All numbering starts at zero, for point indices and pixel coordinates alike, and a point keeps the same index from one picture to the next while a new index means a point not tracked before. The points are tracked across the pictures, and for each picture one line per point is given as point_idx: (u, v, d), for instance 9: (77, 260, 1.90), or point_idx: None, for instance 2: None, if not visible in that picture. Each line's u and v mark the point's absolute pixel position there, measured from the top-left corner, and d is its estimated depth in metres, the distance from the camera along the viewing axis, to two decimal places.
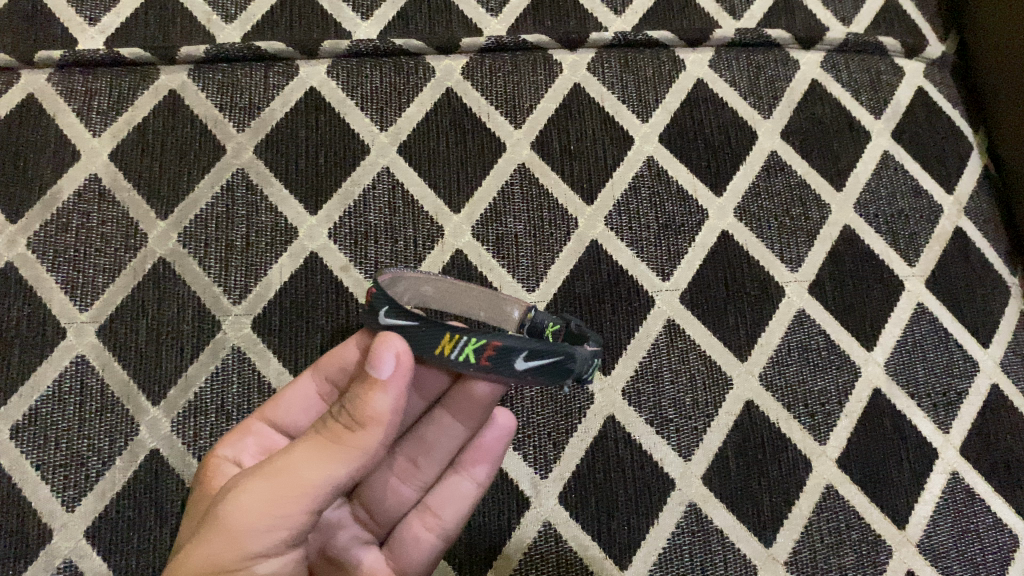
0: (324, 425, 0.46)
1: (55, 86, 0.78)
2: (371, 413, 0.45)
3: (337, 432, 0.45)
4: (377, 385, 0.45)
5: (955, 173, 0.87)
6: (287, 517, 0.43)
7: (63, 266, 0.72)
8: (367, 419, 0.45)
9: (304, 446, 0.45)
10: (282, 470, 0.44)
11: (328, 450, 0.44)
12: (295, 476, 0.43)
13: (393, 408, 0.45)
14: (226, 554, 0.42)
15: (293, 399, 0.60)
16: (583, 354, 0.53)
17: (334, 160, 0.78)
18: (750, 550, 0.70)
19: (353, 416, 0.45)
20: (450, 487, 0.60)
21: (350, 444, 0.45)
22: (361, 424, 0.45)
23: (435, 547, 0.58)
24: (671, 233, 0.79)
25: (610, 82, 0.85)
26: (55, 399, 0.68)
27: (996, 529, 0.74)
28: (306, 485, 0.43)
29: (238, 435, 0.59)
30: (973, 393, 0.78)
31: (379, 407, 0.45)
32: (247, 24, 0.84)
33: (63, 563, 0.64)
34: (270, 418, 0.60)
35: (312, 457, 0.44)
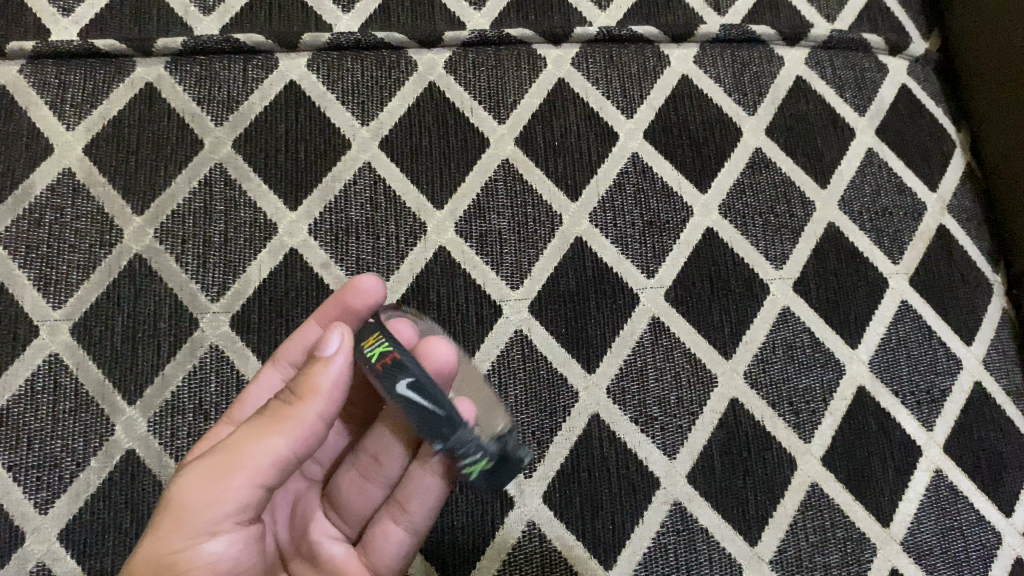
0: (268, 405, 0.48)
1: (27, 78, 0.76)
2: (316, 386, 0.47)
3: (279, 409, 0.47)
4: (322, 360, 0.47)
5: (938, 171, 0.87)
6: (229, 489, 0.44)
7: (36, 263, 0.71)
8: (308, 392, 0.47)
9: (248, 426, 0.47)
10: (228, 449, 0.46)
11: (267, 426, 0.46)
12: (234, 449, 0.45)
13: (335, 384, 0.47)
14: (176, 532, 0.44)
15: (258, 397, 0.59)
16: (462, 433, 0.48)
17: (314, 155, 0.77)
18: (735, 549, 0.69)
19: (295, 391, 0.47)
20: (412, 480, 0.57)
21: (290, 420, 0.46)
22: (301, 397, 0.47)
23: (404, 540, 0.57)
24: (656, 230, 0.79)
25: (594, 78, 0.84)
26: (26, 398, 0.66)
27: (979, 526, 0.74)
28: (245, 458, 0.45)
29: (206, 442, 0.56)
30: (956, 390, 0.78)
31: (324, 380, 0.47)
32: (225, 16, 0.82)
33: (35, 567, 0.62)
34: (237, 419, 0.57)
35: (253, 432, 0.46)
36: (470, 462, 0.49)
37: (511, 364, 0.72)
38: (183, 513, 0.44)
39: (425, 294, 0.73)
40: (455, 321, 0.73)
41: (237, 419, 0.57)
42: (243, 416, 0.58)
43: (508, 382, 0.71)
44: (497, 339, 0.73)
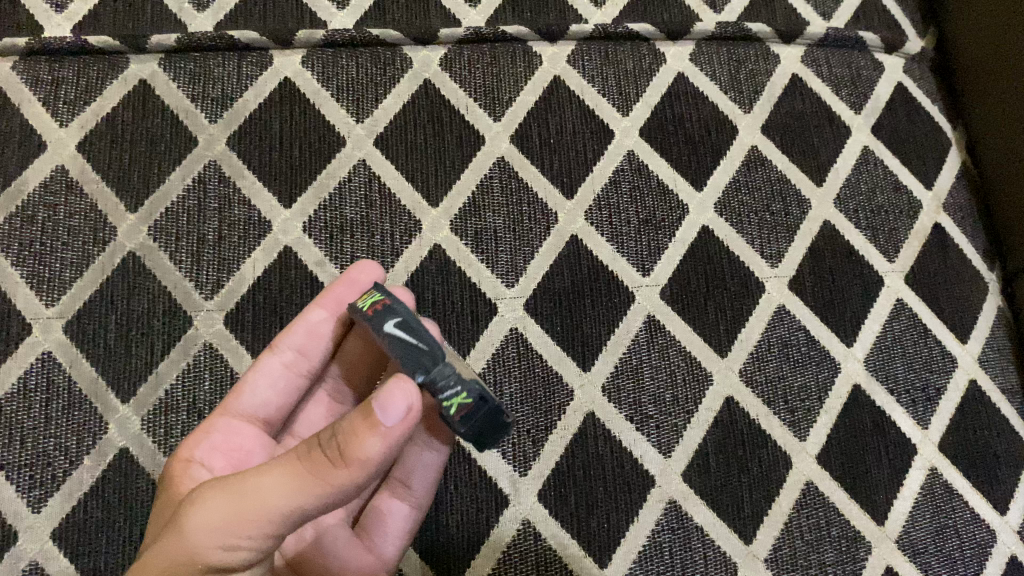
0: (304, 451, 0.43)
1: (20, 75, 0.76)
2: (359, 456, 0.41)
3: (317, 462, 0.42)
4: (376, 430, 0.41)
5: (934, 169, 0.87)
6: (251, 541, 0.41)
7: (28, 260, 0.70)
8: (351, 460, 0.41)
9: (279, 474, 0.42)
10: (255, 496, 0.41)
11: (301, 481, 0.41)
12: (262, 501, 0.41)
13: (383, 452, 0.42)
14: (188, 569, 0.41)
15: (257, 383, 0.58)
16: (443, 367, 0.47)
17: (308, 152, 0.77)
18: (730, 548, 0.69)
19: (339, 452, 0.42)
20: (412, 456, 0.61)
21: (326, 483, 0.41)
22: (343, 465, 0.41)
23: (410, 515, 0.61)
24: (652, 228, 0.79)
25: (589, 75, 0.84)
26: (19, 397, 0.66)
27: (974, 524, 0.74)
28: (272, 513, 0.41)
29: (207, 434, 0.56)
30: (951, 388, 0.78)
31: (368, 451, 0.41)
32: (220, 13, 0.82)
33: (27, 566, 0.62)
34: (234, 410, 0.57)
35: (286, 487, 0.41)
36: (449, 398, 0.47)
37: (506, 363, 0.72)
38: (198, 553, 0.41)
39: (420, 292, 0.73)
40: (450, 319, 0.73)
41: (235, 411, 0.57)
42: (240, 406, 0.57)
43: (503, 381, 0.71)
44: (492, 337, 0.72)
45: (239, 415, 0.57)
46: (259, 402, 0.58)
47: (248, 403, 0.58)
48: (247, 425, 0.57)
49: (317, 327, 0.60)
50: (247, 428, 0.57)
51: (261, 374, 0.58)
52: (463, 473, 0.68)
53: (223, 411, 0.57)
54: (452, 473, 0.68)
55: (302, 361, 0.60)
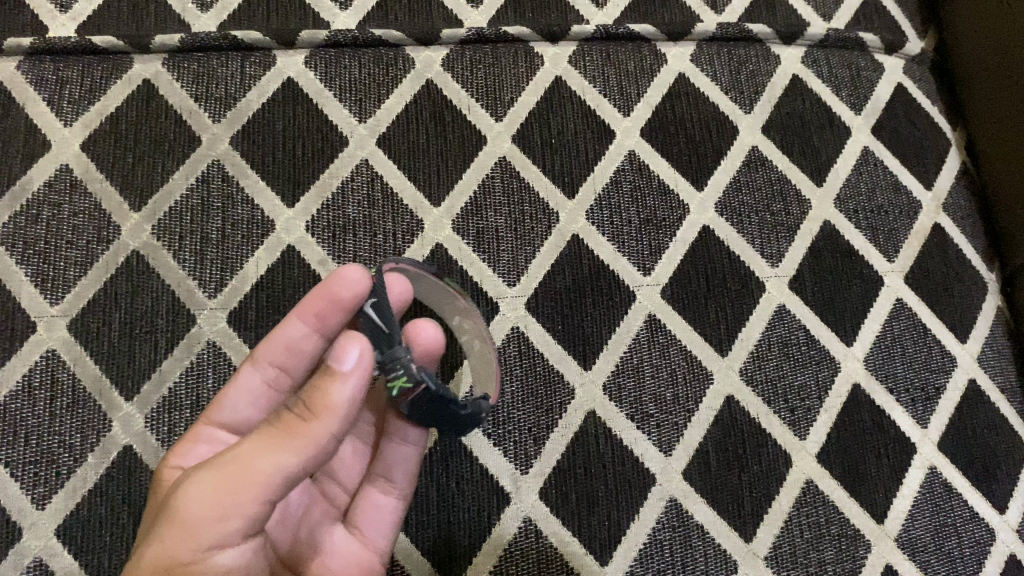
0: (278, 418, 0.45)
1: (24, 74, 0.76)
2: (325, 403, 0.44)
3: (291, 423, 0.44)
4: (337, 376, 0.44)
5: (934, 170, 0.87)
6: (237, 506, 0.42)
7: (33, 259, 0.71)
8: (322, 410, 0.44)
9: (258, 440, 0.44)
10: (236, 459, 0.43)
11: (280, 441, 0.43)
12: (245, 463, 0.42)
13: (347, 401, 0.44)
14: (180, 551, 0.41)
15: (237, 396, 0.58)
16: (399, 349, 0.52)
17: (311, 152, 0.77)
18: (730, 545, 0.70)
19: (308, 406, 0.44)
20: (389, 453, 0.62)
21: (303, 437, 0.43)
22: (314, 414, 0.44)
23: (395, 507, 0.61)
24: (652, 228, 0.79)
25: (591, 76, 0.84)
26: (23, 394, 0.67)
27: (973, 523, 0.74)
28: (259, 477, 0.42)
29: (189, 442, 0.56)
30: (950, 387, 0.78)
31: (331, 397, 0.44)
32: (223, 13, 0.83)
33: (32, 562, 0.62)
34: (215, 418, 0.57)
35: (266, 448, 0.43)
36: (394, 378, 0.52)
37: (507, 361, 0.72)
38: (189, 528, 0.41)
39: None
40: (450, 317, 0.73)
41: (217, 418, 0.58)
42: (221, 417, 0.58)
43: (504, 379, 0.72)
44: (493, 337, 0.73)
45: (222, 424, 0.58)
46: (240, 416, 0.58)
47: (229, 414, 0.58)
48: (230, 433, 0.58)
49: (297, 342, 0.58)
50: (228, 434, 0.58)
51: (242, 385, 0.58)
52: (465, 471, 0.69)
53: (205, 420, 0.58)
54: (453, 471, 0.69)
55: (282, 376, 0.59)
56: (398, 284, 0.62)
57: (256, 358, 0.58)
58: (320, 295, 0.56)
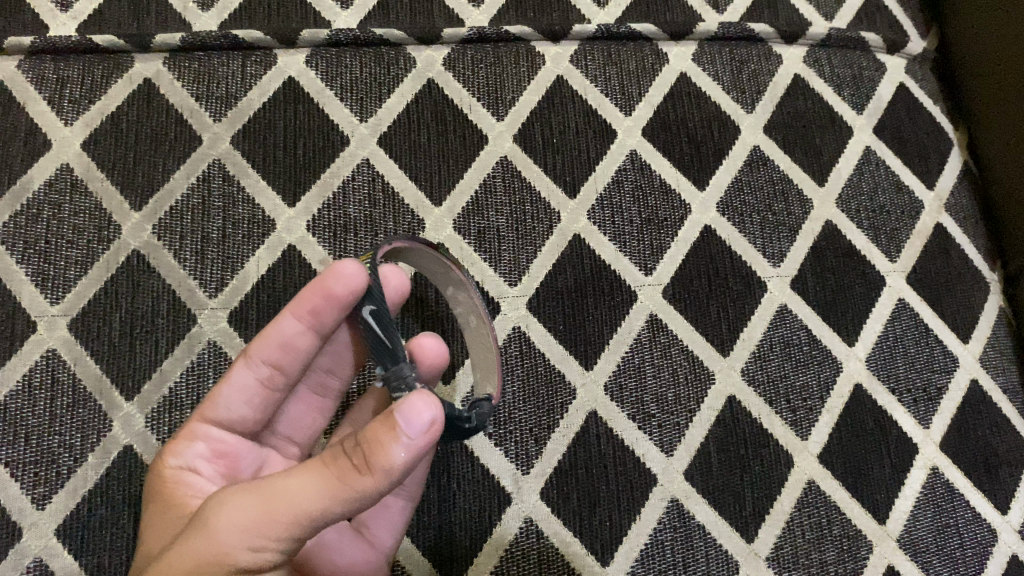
0: (331, 457, 0.43)
1: (24, 73, 0.76)
2: (383, 463, 0.42)
3: (342, 467, 0.43)
4: (400, 437, 0.42)
5: (936, 169, 0.87)
6: (273, 542, 0.42)
7: (33, 258, 0.70)
8: (377, 467, 0.42)
9: (305, 477, 0.42)
10: (280, 497, 0.42)
11: (327, 487, 0.42)
12: (285, 500, 0.42)
13: (405, 459, 0.42)
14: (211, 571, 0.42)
15: (229, 395, 0.57)
16: (403, 367, 0.51)
17: (312, 151, 0.77)
18: (731, 546, 0.70)
19: (365, 458, 0.42)
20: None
21: (352, 489, 0.42)
22: (369, 471, 0.42)
23: (404, 508, 0.62)
24: (654, 227, 0.79)
25: (592, 75, 0.84)
26: (24, 394, 0.66)
27: (976, 524, 0.74)
28: (298, 517, 0.42)
29: (185, 439, 0.56)
30: (953, 388, 0.78)
31: (391, 458, 0.42)
32: (224, 13, 0.82)
33: (32, 563, 0.62)
34: (210, 417, 0.57)
35: (312, 490, 0.42)
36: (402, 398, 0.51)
37: (508, 362, 0.72)
38: (220, 551, 0.41)
39: (423, 291, 0.74)
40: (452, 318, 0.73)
41: (213, 416, 0.57)
42: (218, 416, 0.57)
43: (505, 379, 0.72)
44: (494, 337, 0.73)
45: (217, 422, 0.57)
46: (234, 416, 0.57)
47: (224, 412, 0.57)
48: (225, 432, 0.58)
49: (291, 339, 0.57)
50: (224, 433, 0.58)
51: (236, 384, 0.57)
52: (466, 471, 0.69)
53: (200, 417, 0.57)
54: (455, 471, 0.69)
55: (276, 376, 0.58)
56: (394, 278, 0.62)
57: (248, 355, 0.57)
58: (318, 291, 0.55)
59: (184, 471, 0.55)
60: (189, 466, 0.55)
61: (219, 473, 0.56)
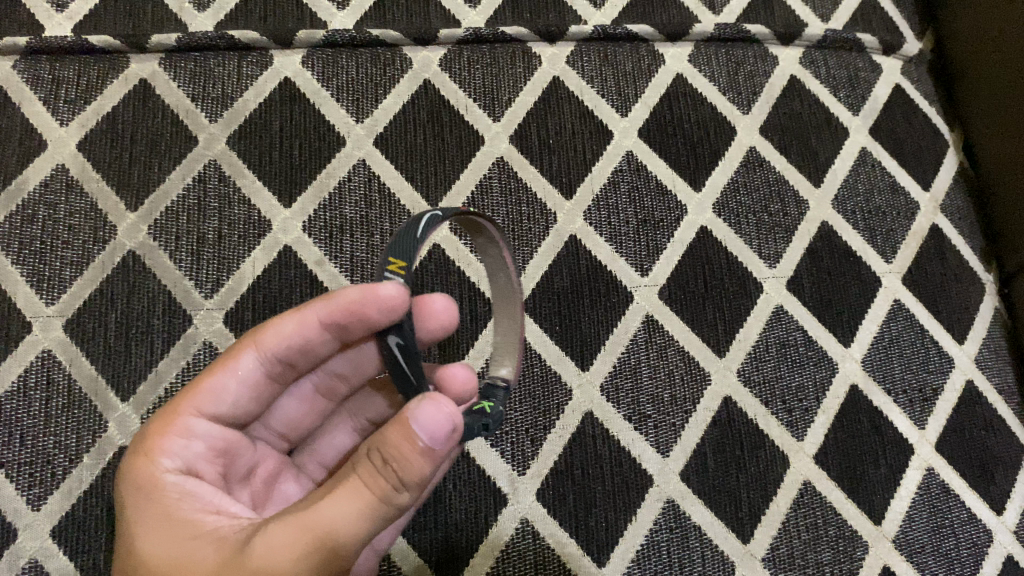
0: (360, 476, 0.43)
1: (20, 73, 0.76)
2: (416, 479, 0.43)
3: (378, 487, 0.43)
4: (431, 454, 0.44)
5: (931, 171, 0.87)
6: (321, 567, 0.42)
7: (28, 259, 0.70)
8: (412, 484, 0.43)
9: (343, 501, 0.43)
10: (327, 521, 0.42)
11: (368, 507, 0.43)
12: (333, 528, 0.42)
13: (432, 470, 0.44)
14: None
15: (231, 388, 0.54)
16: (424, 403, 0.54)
17: (308, 152, 0.77)
18: (727, 546, 0.70)
19: (399, 479, 0.43)
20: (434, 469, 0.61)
21: (392, 506, 0.43)
22: (407, 490, 0.43)
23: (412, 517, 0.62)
24: (650, 228, 0.79)
25: (588, 76, 0.84)
26: (19, 394, 0.66)
27: (971, 524, 0.74)
28: (345, 540, 0.42)
29: (181, 437, 0.52)
30: (948, 388, 0.78)
31: (421, 472, 0.43)
32: (220, 13, 0.82)
33: (27, 564, 0.62)
34: (210, 412, 0.53)
35: (356, 513, 0.42)
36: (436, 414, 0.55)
37: None
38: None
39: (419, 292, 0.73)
40: None
41: (212, 411, 0.53)
42: (218, 411, 0.54)
43: None
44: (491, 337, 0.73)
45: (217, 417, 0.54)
46: (236, 409, 0.55)
47: (224, 407, 0.54)
48: (222, 427, 0.54)
49: (309, 341, 0.55)
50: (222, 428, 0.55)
51: (239, 375, 0.54)
52: (462, 472, 0.68)
53: (193, 409, 0.53)
54: (452, 472, 0.68)
55: (285, 370, 0.56)
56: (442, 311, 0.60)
57: (260, 349, 0.54)
58: (352, 306, 0.52)
59: (179, 474, 0.50)
60: (186, 466, 0.51)
61: (218, 473, 0.53)
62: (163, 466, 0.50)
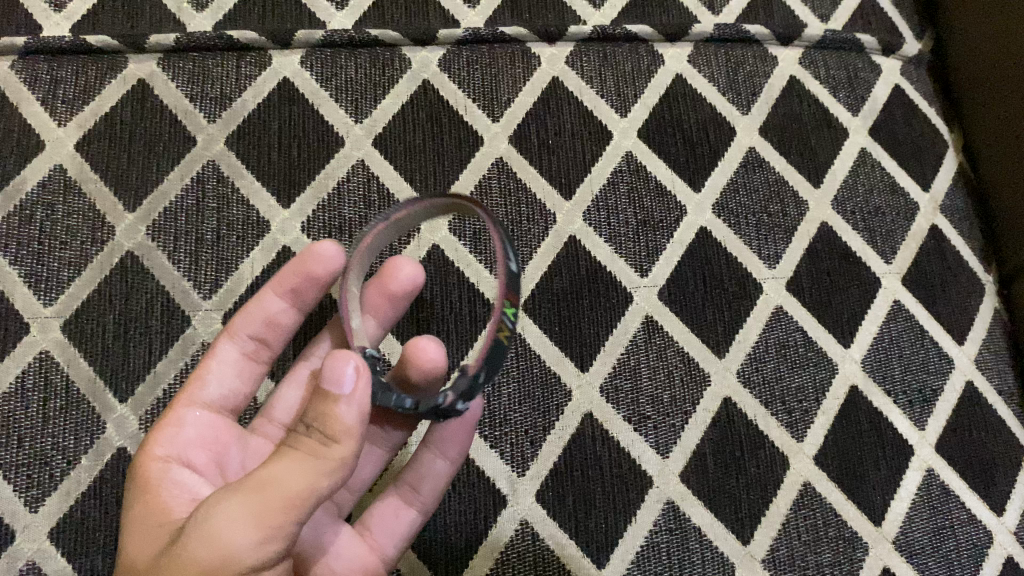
0: (301, 440, 0.45)
1: (18, 74, 0.76)
2: (340, 428, 0.44)
3: (313, 444, 0.44)
4: (341, 398, 0.44)
5: (931, 171, 0.87)
6: (271, 522, 0.42)
7: (26, 260, 0.70)
8: (338, 432, 0.44)
9: (286, 460, 0.44)
10: (266, 484, 0.42)
11: (309, 463, 0.43)
12: (277, 484, 0.42)
13: (356, 417, 0.45)
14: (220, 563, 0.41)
15: (213, 374, 0.58)
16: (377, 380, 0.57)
17: (306, 153, 0.77)
18: (727, 548, 0.70)
19: (325, 430, 0.44)
20: (424, 465, 0.62)
21: (329, 457, 0.44)
22: (336, 438, 0.44)
23: (412, 519, 0.61)
24: (649, 229, 0.79)
25: (588, 76, 0.84)
26: (17, 396, 0.66)
27: (971, 525, 0.74)
28: (290, 493, 0.42)
29: (170, 426, 0.54)
30: (948, 389, 0.78)
31: (345, 420, 0.44)
32: (219, 13, 0.82)
33: (24, 565, 0.62)
34: (197, 400, 0.56)
35: (296, 468, 0.43)
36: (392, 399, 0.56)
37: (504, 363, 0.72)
38: (220, 541, 0.41)
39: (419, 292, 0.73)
40: (448, 319, 0.73)
41: (199, 399, 0.57)
42: (205, 399, 0.57)
43: (501, 382, 0.71)
44: None
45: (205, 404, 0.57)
46: (222, 396, 0.58)
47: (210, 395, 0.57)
48: (211, 415, 0.57)
49: (275, 316, 0.61)
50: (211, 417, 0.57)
51: (219, 361, 0.59)
52: (461, 473, 0.68)
53: (185, 401, 0.56)
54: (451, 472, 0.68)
55: (262, 348, 0.61)
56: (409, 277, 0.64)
57: (232, 332, 0.60)
58: (300, 271, 0.60)
59: (167, 461, 0.52)
60: (177, 455, 0.53)
61: (208, 460, 0.54)
62: (154, 454, 0.52)
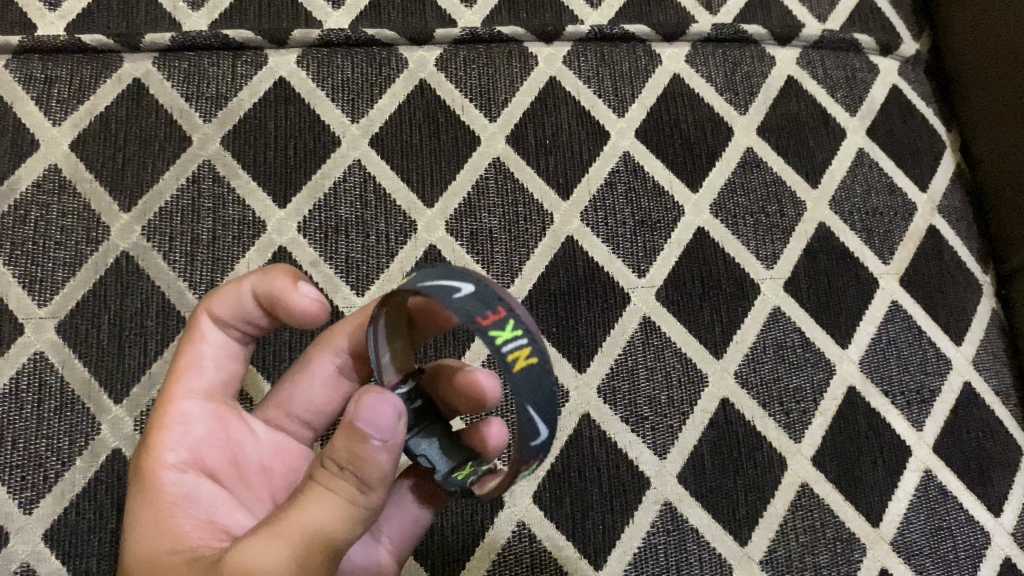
0: (333, 479, 0.45)
1: (12, 73, 0.75)
2: (377, 475, 0.45)
3: (348, 488, 0.44)
4: (377, 445, 0.44)
5: (928, 172, 0.87)
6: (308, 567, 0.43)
7: (20, 260, 0.70)
8: (374, 481, 0.45)
9: (321, 502, 0.44)
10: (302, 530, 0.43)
11: (346, 508, 0.44)
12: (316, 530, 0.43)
13: (392, 463, 0.45)
14: None
15: (212, 367, 0.55)
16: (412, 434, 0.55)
17: (303, 152, 0.76)
18: (725, 548, 0.69)
19: (360, 475, 0.44)
20: None
21: (363, 504, 0.45)
22: (372, 486, 0.45)
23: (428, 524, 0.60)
24: (647, 229, 0.79)
25: (586, 76, 0.84)
26: (10, 396, 0.66)
27: (968, 526, 0.74)
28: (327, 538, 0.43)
29: (176, 422, 0.51)
30: (946, 390, 0.78)
31: (381, 467, 0.45)
32: (214, 12, 0.82)
33: (18, 567, 0.61)
34: (201, 395, 0.53)
35: (334, 514, 0.44)
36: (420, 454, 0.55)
37: None
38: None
39: None
40: None
41: (204, 394, 0.54)
42: (208, 393, 0.54)
43: None
44: None
45: (207, 396, 0.54)
46: (222, 389, 0.55)
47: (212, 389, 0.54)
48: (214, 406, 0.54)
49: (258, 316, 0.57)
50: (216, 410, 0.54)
51: (217, 353, 0.56)
52: None
53: (186, 393, 0.53)
54: None
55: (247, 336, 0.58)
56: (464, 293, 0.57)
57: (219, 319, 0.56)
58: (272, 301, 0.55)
59: (178, 464, 0.50)
60: (185, 453, 0.50)
61: (223, 461, 0.52)
62: (163, 455, 0.50)
